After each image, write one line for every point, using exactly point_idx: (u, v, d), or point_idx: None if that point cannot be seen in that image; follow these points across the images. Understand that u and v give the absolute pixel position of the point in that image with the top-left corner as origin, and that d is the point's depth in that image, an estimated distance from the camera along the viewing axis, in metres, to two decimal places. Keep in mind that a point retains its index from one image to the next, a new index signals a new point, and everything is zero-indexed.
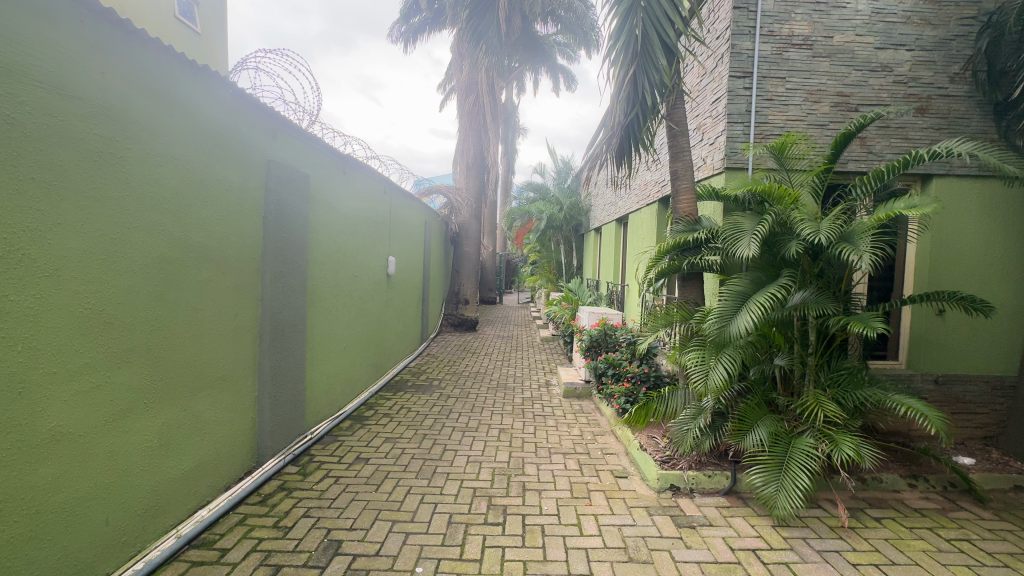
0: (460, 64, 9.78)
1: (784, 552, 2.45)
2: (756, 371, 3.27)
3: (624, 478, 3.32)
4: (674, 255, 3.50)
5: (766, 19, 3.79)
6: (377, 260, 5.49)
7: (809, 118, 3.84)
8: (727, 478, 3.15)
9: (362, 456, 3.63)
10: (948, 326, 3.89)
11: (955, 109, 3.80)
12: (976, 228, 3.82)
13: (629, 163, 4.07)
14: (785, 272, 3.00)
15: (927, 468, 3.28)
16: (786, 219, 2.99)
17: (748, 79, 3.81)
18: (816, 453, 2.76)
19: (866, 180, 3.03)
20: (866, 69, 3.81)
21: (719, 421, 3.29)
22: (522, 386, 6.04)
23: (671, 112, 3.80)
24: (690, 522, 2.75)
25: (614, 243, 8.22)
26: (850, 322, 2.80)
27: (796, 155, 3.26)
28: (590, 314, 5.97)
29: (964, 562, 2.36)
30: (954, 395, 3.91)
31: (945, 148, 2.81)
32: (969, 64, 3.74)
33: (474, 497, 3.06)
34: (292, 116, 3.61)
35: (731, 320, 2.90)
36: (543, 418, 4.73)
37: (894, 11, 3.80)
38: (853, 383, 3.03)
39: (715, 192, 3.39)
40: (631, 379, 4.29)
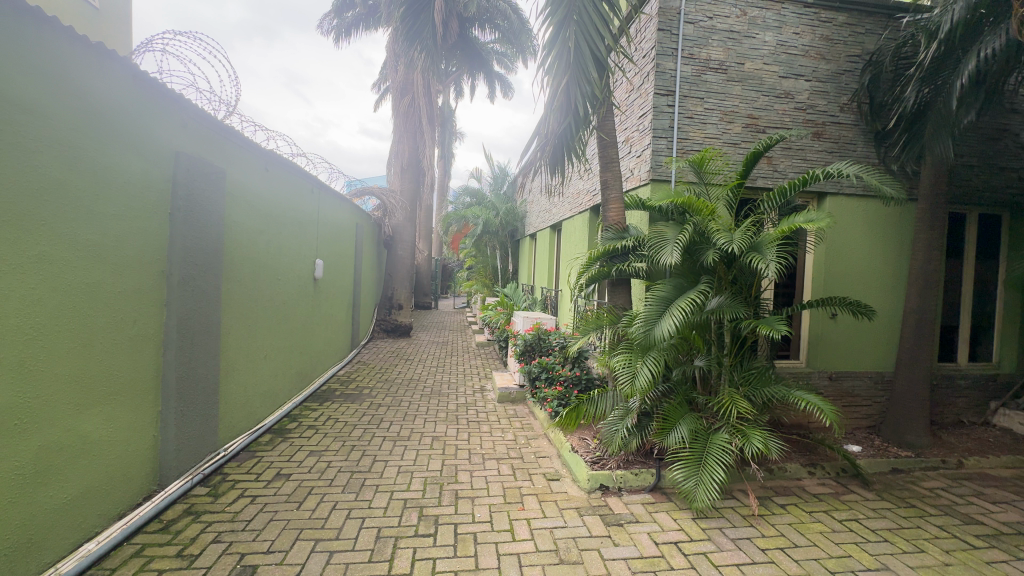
0: (396, 63, 9.61)
1: (703, 543, 2.59)
2: (678, 373, 3.43)
3: (556, 481, 3.38)
4: (603, 261, 3.62)
5: (686, 42, 4.07)
6: (303, 263, 5.19)
7: (724, 137, 4.14)
8: (652, 475, 3.30)
9: (283, 472, 3.39)
10: (840, 327, 4.34)
11: (845, 135, 4.27)
12: (861, 242, 4.31)
13: (562, 172, 4.16)
14: (703, 279, 3.22)
15: (822, 457, 3.63)
16: (704, 230, 3.21)
17: (671, 97, 4.06)
18: (730, 448, 2.97)
19: (772, 196, 3.35)
20: (772, 95, 4.19)
21: (645, 421, 3.43)
22: (456, 392, 5.97)
23: (602, 124, 3.94)
24: (619, 520, 2.84)
25: (548, 249, 8.38)
26: (758, 324, 3.05)
27: (714, 170, 3.50)
28: (524, 318, 6.03)
29: (854, 540, 2.63)
30: (844, 390, 4.37)
31: (837, 170, 3.16)
32: (855, 96, 4.21)
33: (405, 508, 2.96)
34: (206, 106, 3.29)
35: (656, 323, 3.05)
36: (476, 424, 4.70)
37: (795, 44, 4.22)
38: (762, 381, 3.30)
39: (641, 202, 3.54)
40: (564, 382, 4.39)
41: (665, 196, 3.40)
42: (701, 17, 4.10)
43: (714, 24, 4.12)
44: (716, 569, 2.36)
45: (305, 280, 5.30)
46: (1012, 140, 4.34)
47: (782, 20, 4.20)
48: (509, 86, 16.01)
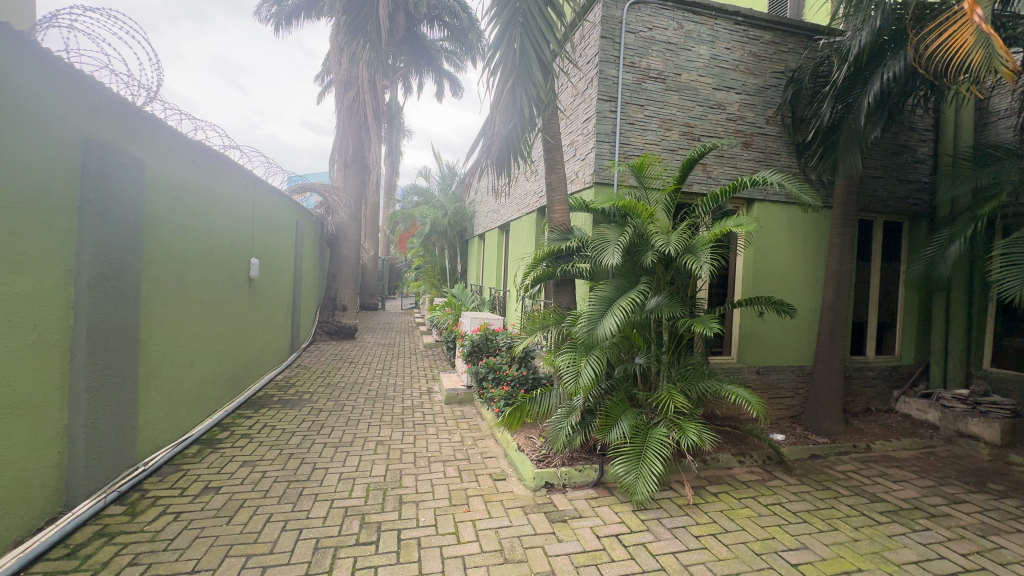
0: (340, 55, 9.29)
1: (642, 533, 2.69)
2: (620, 370, 3.54)
3: (502, 481, 3.39)
4: (549, 262, 3.67)
5: (627, 51, 4.22)
6: (236, 261, 4.89)
7: (662, 143, 4.32)
8: (596, 470, 3.38)
9: (212, 485, 3.18)
10: (767, 325, 4.66)
11: (770, 146, 4.59)
12: (785, 245, 4.64)
13: (508, 172, 4.21)
14: (643, 279, 3.35)
15: (751, 447, 3.88)
16: (644, 232, 3.33)
17: (613, 103, 4.19)
18: (668, 441, 3.10)
19: (706, 201, 3.53)
20: (706, 105, 4.42)
21: (588, 417, 3.51)
22: (402, 394, 5.84)
23: (547, 127, 4.01)
24: (562, 516, 2.89)
25: (496, 250, 8.39)
26: (693, 322, 3.20)
27: (653, 175, 3.65)
28: (472, 318, 6.01)
29: (777, 522, 2.83)
30: (770, 383, 4.69)
31: (762, 177, 3.38)
32: (780, 110, 4.53)
33: (345, 516, 2.86)
34: (123, 90, 3.02)
35: (598, 323, 3.14)
36: (423, 427, 4.62)
37: (727, 59, 4.48)
38: (697, 376, 3.47)
39: (585, 205, 3.62)
40: (510, 382, 4.42)
41: (608, 199, 3.50)
42: (641, 27, 4.26)
43: (653, 35, 4.29)
44: (654, 559, 2.45)
45: (238, 280, 4.99)
46: (910, 156, 4.83)
47: (715, 36, 4.45)
48: (458, 85, 15.88)
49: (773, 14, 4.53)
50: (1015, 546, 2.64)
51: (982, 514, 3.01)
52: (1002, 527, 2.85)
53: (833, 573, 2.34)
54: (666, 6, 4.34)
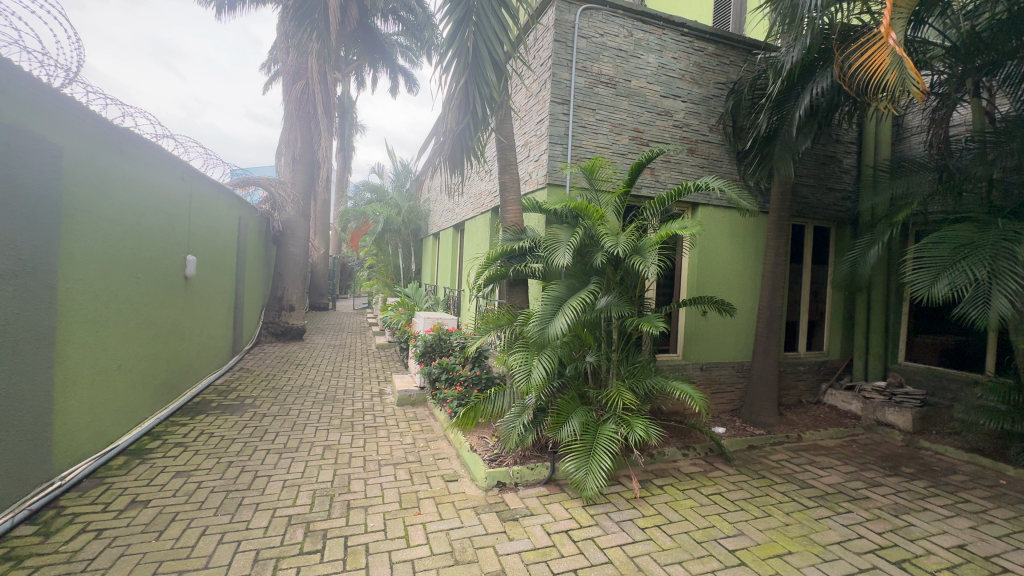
0: (288, 44, 8.91)
1: (591, 528, 2.75)
2: (572, 368, 3.60)
3: (454, 481, 3.37)
4: (502, 262, 3.69)
5: (580, 55, 4.30)
6: (170, 258, 4.58)
7: (613, 147, 4.43)
8: (547, 468, 3.42)
9: (140, 498, 2.95)
10: (710, 323, 4.88)
11: (713, 153, 4.81)
12: (726, 248, 4.89)
13: (462, 172, 4.16)
14: (593, 279, 3.42)
15: (694, 440, 4.05)
16: (594, 233, 3.41)
17: (566, 106, 4.25)
18: (617, 437, 3.18)
19: (653, 204, 3.65)
20: (654, 111, 4.58)
21: (540, 416, 3.55)
22: (353, 397, 5.68)
23: (500, 127, 3.99)
24: (514, 515, 2.90)
25: (450, 249, 8.31)
26: (641, 322, 3.31)
27: (604, 177, 3.74)
28: (425, 318, 5.93)
29: (717, 511, 2.97)
30: (713, 378, 4.92)
31: (705, 183, 3.54)
32: (722, 119, 4.76)
33: (289, 525, 2.74)
34: (39, 70, 2.76)
35: (550, 322, 3.19)
36: (373, 430, 4.51)
37: (673, 68, 4.66)
38: (644, 373, 3.58)
39: (538, 205, 3.66)
40: (463, 382, 4.40)
41: (560, 200, 3.56)
42: (593, 33, 4.36)
43: (604, 42, 4.40)
44: (602, 553, 2.51)
45: (172, 278, 4.68)
46: (837, 166, 5.22)
47: (663, 45, 4.62)
48: (412, 80, 15.61)
49: (716, 27, 4.75)
50: (923, 523, 2.90)
51: (895, 495, 3.29)
52: (912, 506, 3.13)
53: (766, 557, 2.49)
54: (616, 14, 4.46)
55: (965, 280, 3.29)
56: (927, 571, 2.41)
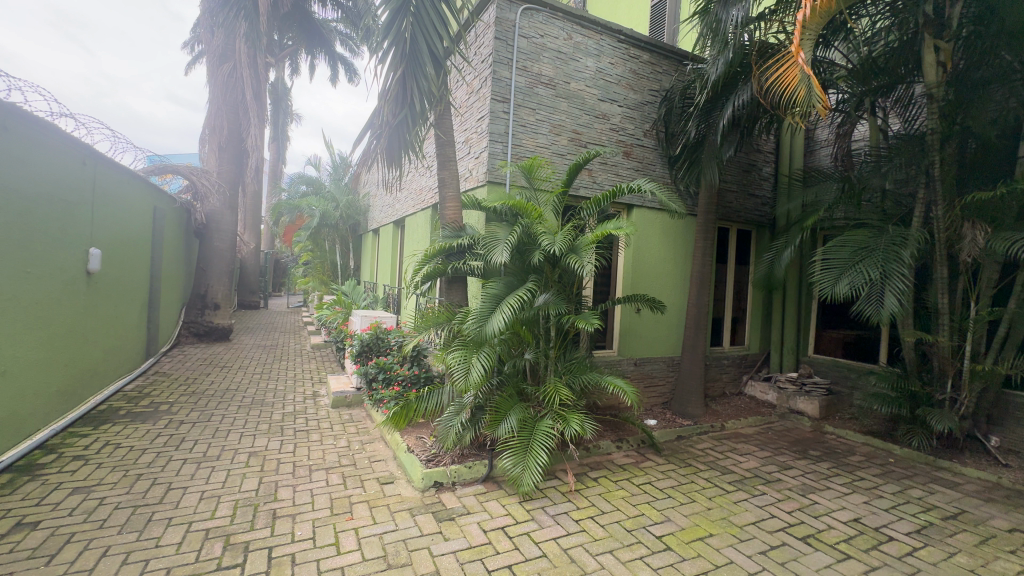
0: (213, 23, 8.30)
1: (526, 523, 2.78)
2: (510, 365, 3.63)
3: (390, 484, 3.28)
4: (440, 259, 3.65)
5: (520, 55, 4.33)
6: (68, 251, 4.11)
7: (552, 147, 4.49)
8: (485, 465, 3.41)
9: (27, 520, 2.63)
10: (643, 320, 5.09)
11: (647, 157, 5.01)
12: (658, 248, 5.12)
13: (400, 167, 4.05)
14: (531, 277, 3.46)
15: (627, 432, 4.21)
16: (532, 232, 3.44)
17: (506, 104, 4.26)
18: (553, 432, 3.24)
19: (590, 204, 3.74)
20: (592, 114, 4.69)
21: (478, 414, 3.54)
22: (283, 400, 5.39)
23: (439, 122, 3.93)
24: (450, 515, 2.87)
25: (390, 246, 8.09)
26: (577, 319, 3.38)
27: (542, 177, 3.78)
28: (362, 317, 5.74)
29: (647, 500, 3.10)
30: (646, 373, 5.14)
31: (638, 185, 3.67)
32: (655, 125, 4.97)
33: (206, 540, 2.55)
34: None
35: (488, 320, 3.20)
36: (305, 433, 4.30)
37: (610, 73, 4.81)
38: (581, 369, 3.67)
39: (477, 203, 3.65)
40: (401, 382, 4.32)
41: (499, 198, 3.56)
42: (534, 34, 4.40)
43: (544, 43, 4.45)
44: (537, 547, 2.54)
45: (71, 274, 4.20)
46: (757, 174, 5.62)
47: (600, 50, 4.75)
48: (353, 70, 15.03)
49: (650, 36, 4.96)
50: (825, 500, 3.20)
51: (803, 476, 3.60)
52: (817, 486, 3.43)
53: (690, 540, 2.63)
54: (555, 16, 4.53)
55: (861, 280, 3.66)
56: (828, 544, 2.65)
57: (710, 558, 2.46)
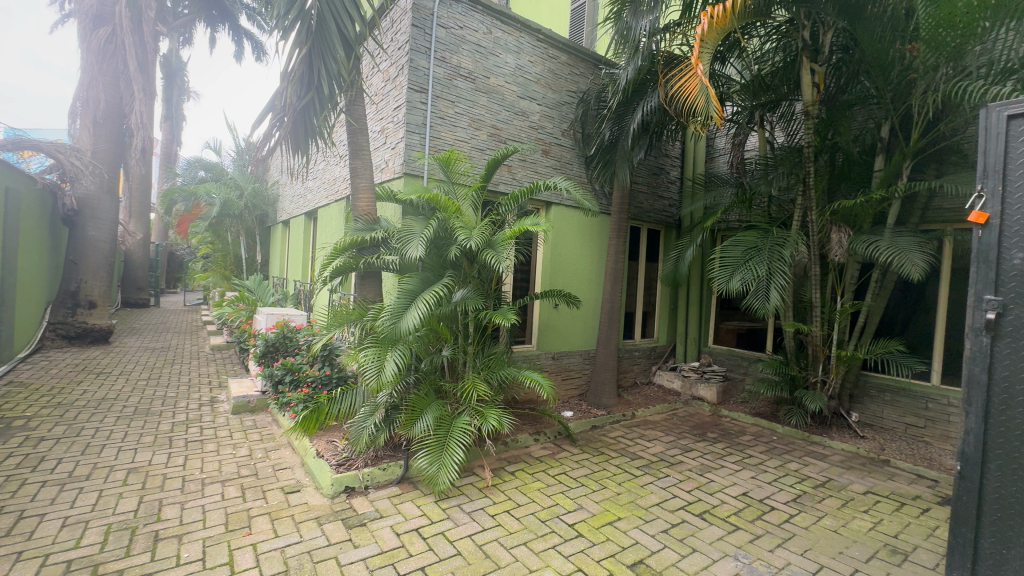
0: None
1: (442, 523, 2.73)
2: (427, 363, 3.55)
3: (295, 493, 3.07)
4: (352, 253, 3.47)
5: (438, 45, 4.23)
6: None
7: (471, 142, 4.44)
8: (400, 466, 3.31)
9: None
10: (561, 315, 5.23)
11: (565, 156, 5.14)
12: (575, 245, 5.28)
13: (306, 153, 3.80)
14: (448, 272, 3.41)
15: (545, 425, 4.31)
16: (449, 226, 3.38)
17: (424, 94, 4.14)
18: (470, 429, 3.22)
19: (508, 201, 3.75)
20: (511, 111, 4.72)
21: (393, 413, 3.42)
22: (173, 408, 4.84)
23: (350, 108, 3.75)
24: (361, 520, 2.75)
25: (301, 238, 7.58)
26: (494, 314, 3.36)
27: (460, 171, 3.73)
28: (267, 315, 5.32)
29: (561, 490, 3.18)
30: (563, 366, 5.28)
31: (555, 183, 3.74)
32: (572, 125, 5.12)
33: (67, 573, 2.21)
34: None
35: (402, 317, 3.10)
36: (198, 444, 3.89)
37: (529, 71, 4.86)
38: (498, 364, 3.66)
39: (392, 194, 3.52)
40: (311, 384, 4.07)
41: (415, 191, 3.46)
42: (452, 24, 4.32)
43: (463, 35, 4.39)
44: (451, 546, 2.50)
45: None
46: (665, 177, 6.00)
47: (520, 47, 4.78)
48: (261, 47, 13.87)
49: (568, 39, 5.08)
50: (719, 478, 3.50)
51: (702, 457, 3.91)
52: (713, 465, 3.75)
53: (600, 525, 2.75)
54: (475, 9, 4.48)
55: (750, 277, 4.03)
56: (720, 518, 2.89)
57: (618, 542, 2.58)
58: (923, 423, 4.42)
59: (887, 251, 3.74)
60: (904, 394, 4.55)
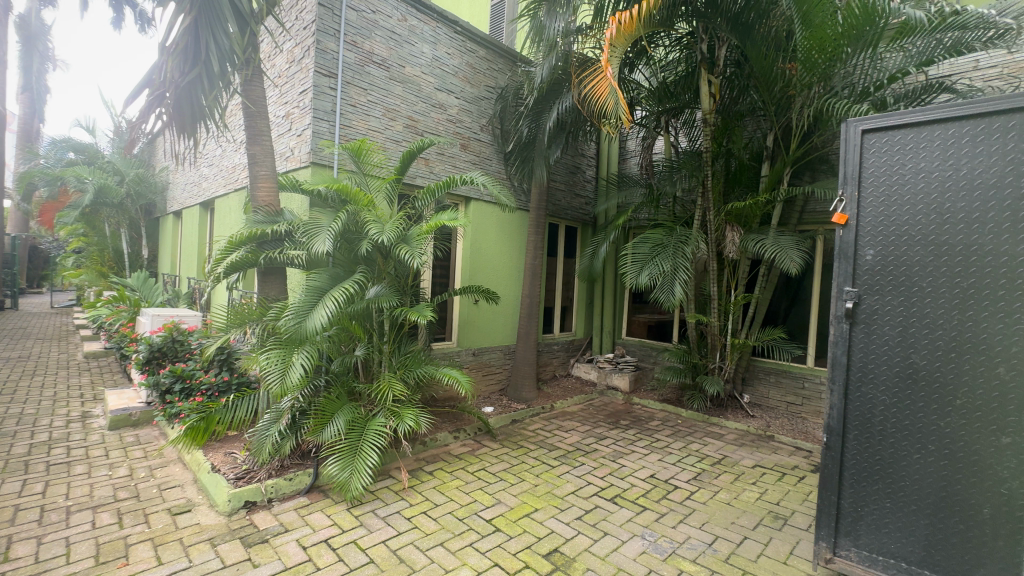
0: None
1: (353, 531, 2.60)
2: (339, 363, 3.39)
3: (185, 513, 2.76)
4: (251, 248, 3.19)
5: (349, 28, 4.01)
6: None
7: (386, 133, 4.27)
8: (309, 475, 3.11)
9: None
10: (481, 311, 5.22)
11: (484, 151, 5.12)
12: (495, 241, 5.29)
13: (192, 134, 3.40)
14: (360, 268, 3.25)
15: (464, 422, 4.29)
16: (359, 220, 3.22)
17: (334, 80, 3.91)
18: (385, 431, 3.10)
19: (424, 195, 3.65)
20: (428, 102, 4.60)
21: (300, 419, 3.21)
22: (32, 427, 4.14)
23: (246, 89, 3.43)
24: (263, 536, 2.54)
25: (195, 231, 6.84)
26: (410, 311, 3.24)
27: (373, 162, 3.57)
28: (153, 317, 4.74)
29: (480, 486, 3.17)
30: (483, 362, 5.28)
31: (472, 178, 3.69)
32: (491, 120, 5.11)
33: None
34: None
35: (308, 315, 2.90)
36: (63, 466, 3.37)
37: (447, 63, 4.76)
38: (416, 363, 3.55)
39: (297, 184, 3.29)
40: (205, 392, 3.70)
41: (323, 182, 3.25)
42: (364, 8, 4.11)
43: (376, 20, 4.19)
44: (362, 554, 2.39)
45: None
46: (581, 175, 6.21)
47: (437, 38, 4.67)
48: None
49: (487, 34, 5.06)
50: (630, 462, 3.70)
51: (614, 444, 4.11)
52: (624, 451, 3.95)
53: (517, 518, 2.78)
54: None
55: (658, 272, 4.30)
56: (630, 501, 3.05)
57: (534, 533, 2.63)
58: (801, 401, 4.99)
59: (772, 248, 4.17)
60: (786, 376, 5.12)
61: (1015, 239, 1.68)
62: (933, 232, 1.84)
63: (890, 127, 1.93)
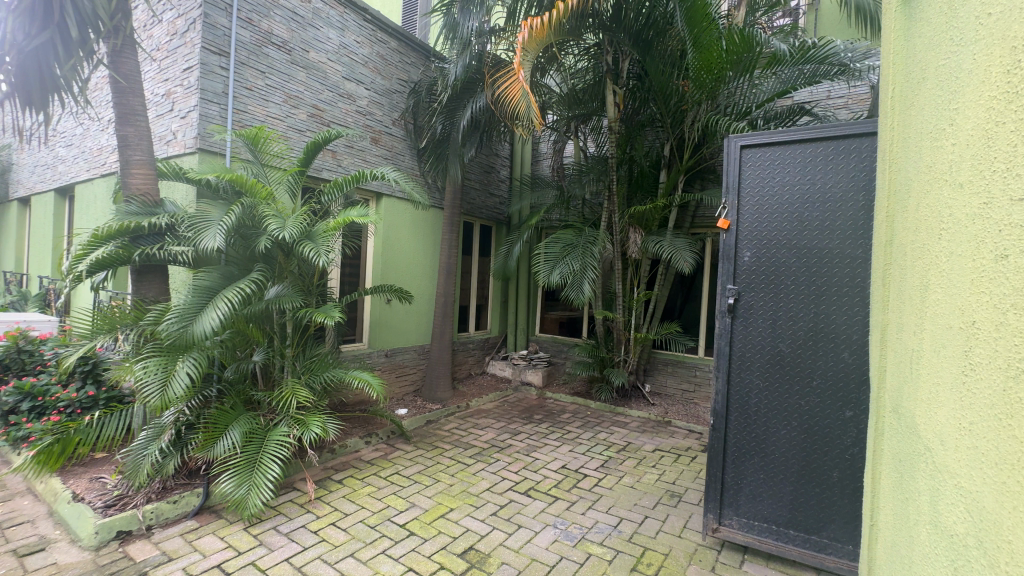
0: None
1: (252, 551, 2.40)
2: (233, 370, 3.12)
3: (37, 552, 2.35)
4: (122, 243, 2.80)
5: (243, 4, 3.67)
6: None
7: (287, 121, 3.98)
8: (197, 495, 2.80)
9: None
10: (393, 310, 5.07)
11: (395, 146, 4.97)
12: (408, 238, 5.16)
13: (40, 108, 2.88)
14: (258, 266, 2.99)
15: (376, 426, 4.15)
16: (256, 214, 2.96)
17: (225, 59, 3.55)
18: (288, 441, 2.89)
19: (331, 188, 3.44)
20: (335, 91, 4.36)
21: (185, 434, 2.89)
22: None
23: (114, 61, 2.99)
24: (140, 569, 2.24)
25: (49, 222, 5.84)
26: (315, 312, 3.04)
27: (272, 152, 3.30)
28: None
29: (393, 491, 3.08)
30: (396, 363, 5.13)
31: (383, 173, 3.55)
32: (403, 115, 4.97)
33: None
34: None
35: (194, 318, 2.61)
36: None
37: (355, 51, 4.55)
38: (322, 367, 3.35)
39: (181, 172, 2.94)
40: (61, 410, 3.18)
41: (214, 171, 2.95)
42: None
43: None
44: None
45: None
46: (495, 175, 6.28)
47: (344, 24, 4.43)
48: None
49: (398, 25, 4.91)
50: (543, 455, 3.82)
51: (528, 438, 4.21)
52: (538, 444, 4.07)
53: (432, 520, 2.74)
54: None
55: (568, 270, 4.49)
56: (543, 492, 3.16)
57: (449, 533, 2.61)
58: (693, 388, 5.50)
59: (669, 249, 4.54)
60: (681, 365, 5.62)
61: (856, 242, 2.00)
62: (794, 236, 2.13)
63: (762, 144, 2.20)
